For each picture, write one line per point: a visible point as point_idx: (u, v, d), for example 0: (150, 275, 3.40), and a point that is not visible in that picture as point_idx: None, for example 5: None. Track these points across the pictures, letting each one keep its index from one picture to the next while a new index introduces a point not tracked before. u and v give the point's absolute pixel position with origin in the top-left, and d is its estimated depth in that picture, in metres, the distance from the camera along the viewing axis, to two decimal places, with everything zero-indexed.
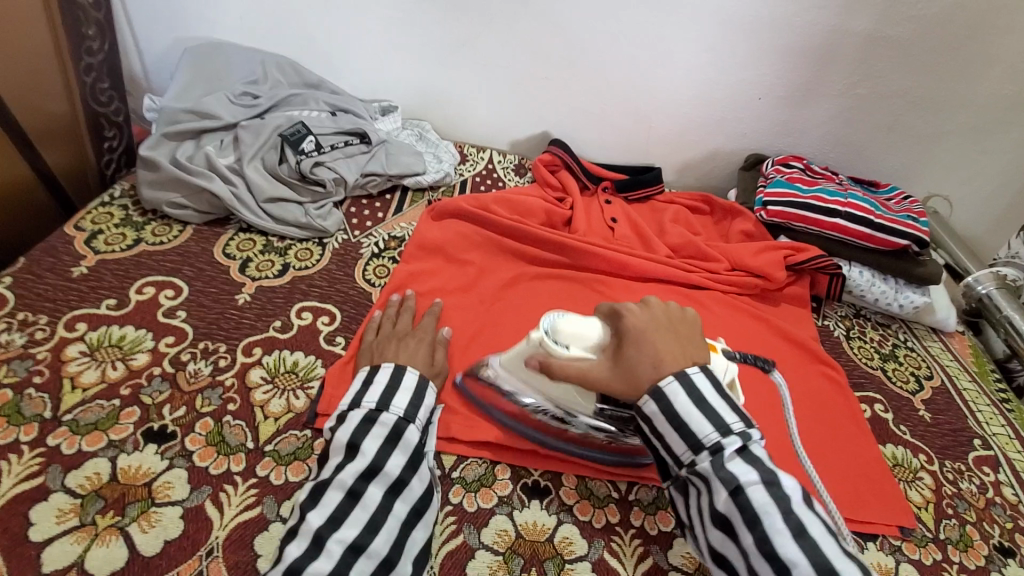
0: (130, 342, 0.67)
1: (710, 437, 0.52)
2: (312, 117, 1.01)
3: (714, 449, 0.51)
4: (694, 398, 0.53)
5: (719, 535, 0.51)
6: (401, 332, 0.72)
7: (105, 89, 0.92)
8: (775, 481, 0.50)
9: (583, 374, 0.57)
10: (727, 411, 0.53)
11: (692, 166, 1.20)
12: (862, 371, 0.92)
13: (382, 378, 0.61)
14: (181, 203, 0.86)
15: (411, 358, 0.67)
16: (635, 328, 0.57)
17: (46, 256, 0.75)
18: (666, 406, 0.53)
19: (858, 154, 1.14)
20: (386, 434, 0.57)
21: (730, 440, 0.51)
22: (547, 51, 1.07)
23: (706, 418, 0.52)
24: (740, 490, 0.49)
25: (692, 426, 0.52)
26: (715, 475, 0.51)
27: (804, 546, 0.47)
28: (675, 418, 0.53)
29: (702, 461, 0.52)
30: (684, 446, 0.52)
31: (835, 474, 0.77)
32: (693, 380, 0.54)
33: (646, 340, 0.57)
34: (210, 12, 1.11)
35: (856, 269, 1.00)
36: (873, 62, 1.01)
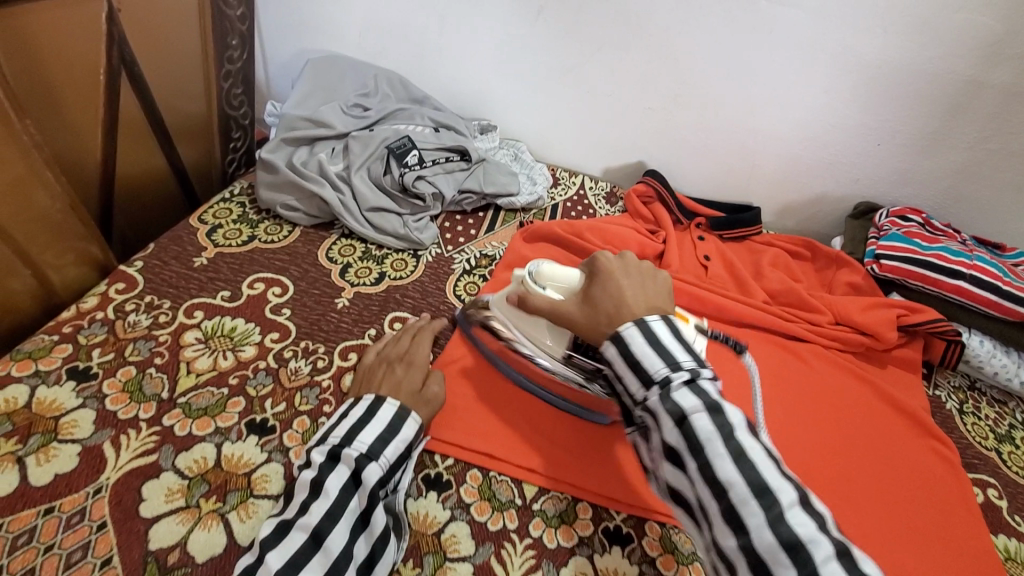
0: (240, 334, 0.71)
1: (659, 373, 0.51)
2: (417, 132, 1.05)
3: (663, 383, 0.51)
4: (649, 338, 0.53)
5: (671, 469, 0.51)
6: (393, 354, 0.68)
7: (237, 94, 1.00)
8: (718, 408, 0.48)
9: (556, 308, 0.62)
10: (681, 350, 0.52)
11: (794, 209, 1.14)
12: (975, 451, 0.82)
13: (356, 412, 0.59)
14: (293, 206, 0.91)
15: (393, 386, 0.63)
16: (603, 274, 0.61)
17: (172, 244, 0.81)
18: (622, 349, 0.53)
19: (983, 212, 1.04)
20: (346, 473, 0.53)
21: (678, 374, 0.50)
22: (653, 81, 1.06)
23: (658, 356, 0.52)
24: (683, 420, 0.49)
25: (644, 364, 0.52)
26: (661, 409, 0.50)
27: (742, 469, 0.46)
28: (630, 357, 0.53)
29: (651, 396, 0.51)
30: (636, 382, 0.52)
31: (905, 544, 0.69)
32: (651, 326, 0.54)
33: (614, 285, 0.60)
34: (333, 26, 1.18)
35: (976, 337, 0.91)
36: (1013, 116, 0.92)
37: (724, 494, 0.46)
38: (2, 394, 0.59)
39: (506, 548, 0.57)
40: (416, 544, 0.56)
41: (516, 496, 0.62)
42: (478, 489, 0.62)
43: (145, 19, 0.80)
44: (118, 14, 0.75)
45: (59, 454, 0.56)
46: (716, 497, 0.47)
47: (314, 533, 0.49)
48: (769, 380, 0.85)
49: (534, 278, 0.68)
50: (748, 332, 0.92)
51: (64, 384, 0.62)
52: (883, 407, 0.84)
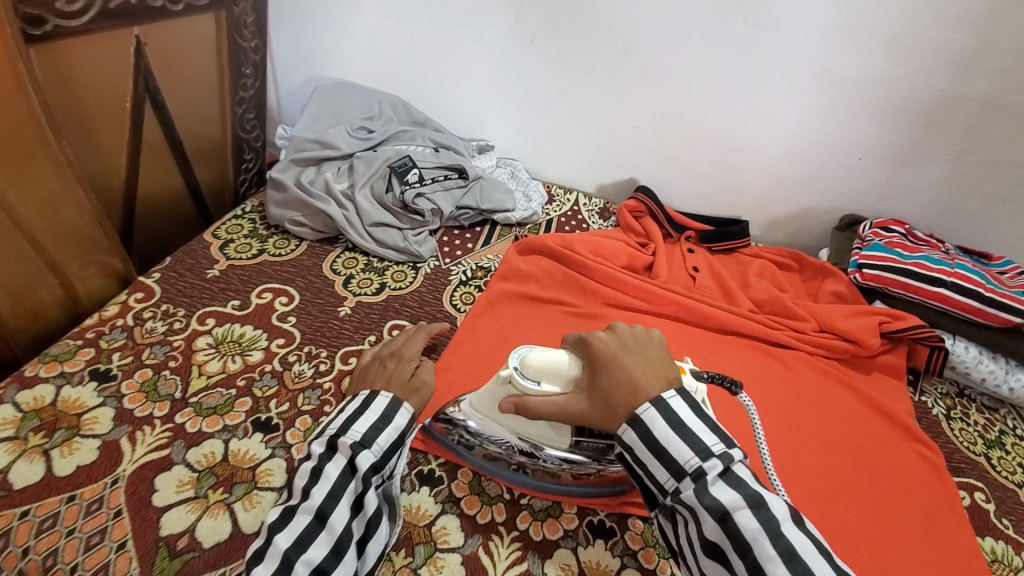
0: (248, 339, 0.76)
1: (690, 463, 0.50)
2: (418, 152, 1.11)
3: (696, 475, 0.50)
4: (673, 423, 0.51)
5: (711, 564, 0.49)
6: (385, 352, 0.73)
7: (251, 119, 1.07)
8: (761, 502, 0.47)
9: (563, 408, 0.57)
10: (706, 433, 0.51)
11: (782, 222, 1.18)
12: (963, 455, 0.84)
13: (353, 404, 0.63)
14: (300, 222, 0.96)
15: (385, 379, 0.67)
16: (603, 355, 0.56)
17: (187, 257, 0.87)
18: (646, 436, 0.52)
19: (966, 223, 1.07)
20: (342, 459, 0.56)
21: (711, 464, 0.50)
22: (642, 102, 1.11)
23: (686, 443, 0.51)
24: (727, 519, 0.47)
25: (672, 453, 0.51)
26: (699, 506, 0.49)
27: (796, 571, 0.45)
28: (656, 445, 0.52)
29: (685, 490, 0.50)
30: (666, 473, 0.51)
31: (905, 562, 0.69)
32: (669, 405, 0.52)
33: (619, 367, 0.55)
34: (341, 56, 1.25)
35: (961, 344, 0.93)
36: (990, 129, 0.96)
37: None
38: (31, 393, 0.65)
39: (494, 539, 0.61)
40: (408, 534, 0.60)
41: (504, 492, 0.65)
42: (469, 484, 0.66)
43: (167, 51, 0.86)
44: (144, 47, 0.82)
45: (81, 447, 0.61)
46: None
47: (317, 513, 0.53)
48: (756, 384, 0.88)
49: (520, 371, 0.60)
50: (734, 339, 0.95)
51: (87, 384, 0.67)
52: (870, 412, 0.86)
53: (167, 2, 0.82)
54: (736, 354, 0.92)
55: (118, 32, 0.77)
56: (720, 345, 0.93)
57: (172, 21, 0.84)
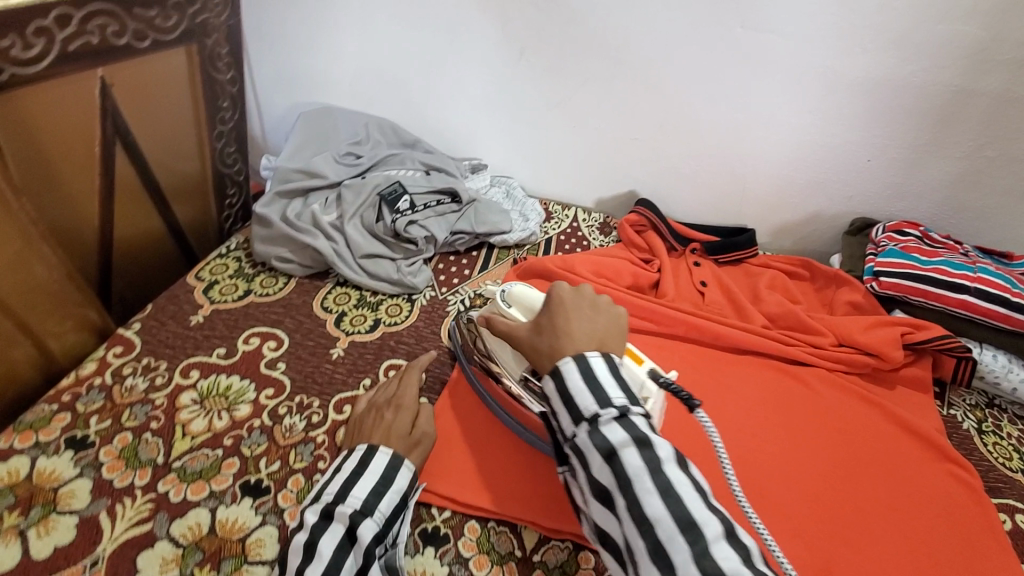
0: (235, 392, 0.72)
1: (589, 409, 0.48)
2: (409, 177, 1.06)
3: (591, 419, 0.48)
4: (583, 373, 0.51)
5: (601, 508, 0.48)
6: (381, 400, 0.69)
7: (232, 152, 1.03)
8: (647, 442, 0.46)
9: (509, 332, 0.62)
10: (613, 385, 0.50)
11: (790, 229, 1.14)
12: (1000, 473, 0.79)
13: (348, 466, 0.59)
14: (288, 257, 0.92)
15: (382, 434, 0.63)
16: (556, 303, 0.60)
17: (169, 304, 0.83)
18: (557, 383, 0.51)
19: (984, 221, 1.03)
20: (340, 529, 0.53)
21: (608, 411, 0.48)
22: (639, 113, 1.07)
23: (590, 392, 0.49)
24: (612, 457, 0.46)
25: (575, 400, 0.49)
26: (590, 447, 0.48)
27: (672, 508, 0.43)
28: (562, 392, 0.51)
29: (580, 434, 0.49)
30: (567, 418, 0.50)
31: None
32: (589, 361, 0.51)
33: (565, 315, 0.58)
34: (324, 80, 1.22)
35: (988, 352, 0.88)
36: (1004, 124, 0.92)
37: (653, 536, 0.43)
38: (5, 467, 0.61)
39: None
40: None
41: (515, 548, 0.61)
42: (477, 542, 0.61)
43: (137, 90, 0.83)
44: (111, 88, 0.78)
45: (58, 525, 0.57)
46: (644, 540, 0.43)
47: None
48: (775, 407, 0.83)
49: (505, 296, 0.72)
50: (748, 358, 0.90)
51: (63, 454, 0.63)
52: (896, 432, 0.81)
53: (132, 39, 0.78)
54: (751, 375, 0.87)
55: (81, 75, 0.73)
56: (733, 366, 0.89)
57: (139, 58, 0.81)
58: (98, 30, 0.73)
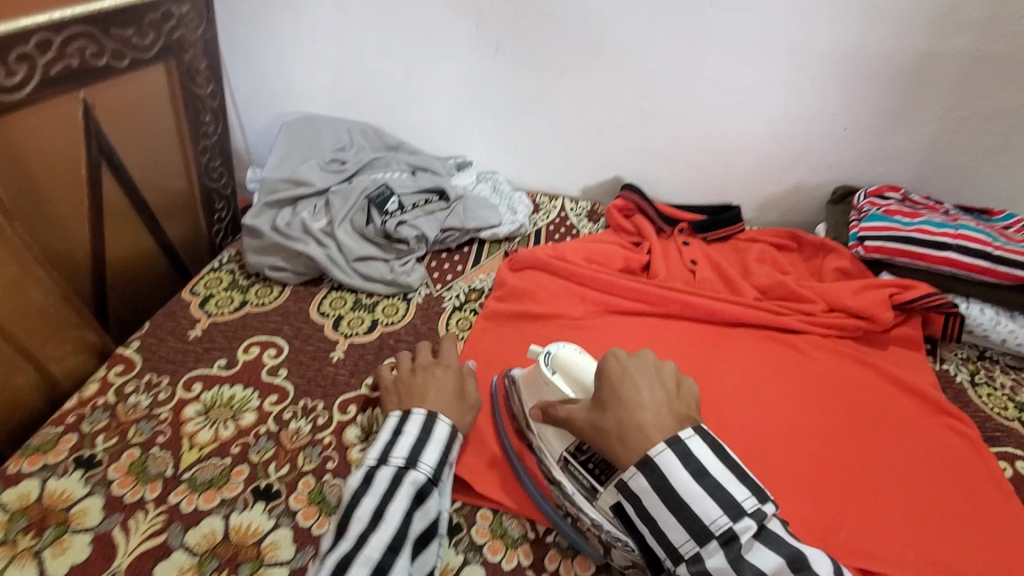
0: (239, 401, 0.72)
1: (720, 524, 0.48)
2: (395, 179, 1.07)
3: (726, 535, 0.48)
4: (695, 475, 0.50)
5: None
6: (423, 365, 0.72)
7: (217, 166, 1.04)
8: (802, 561, 0.46)
9: (571, 416, 0.59)
10: (736, 486, 0.50)
11: (774, 202, 1.15)
12: (996, 423, 0.81)
13: (411, 429, 0.61)
14: (281, 266, 0.93)
15: (439, 395, 0.67)
16: (618, 377, 0.57)
17: (167, 320, 0.84)
18: (661, 486, 0.50)
19: (962, 180, 1.05)
20: (412, 494, 0.56)
21: (743, 524, 0.48)
22: (618, 98, 1.08)
23: (713, 501, 0.49)
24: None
25: (697, 511, 0.49)
26: (731, 572, 0.46)
27: None
28: (678, 504, 0.50)
29: (709, 556, 0.48)
30: (686, 536, 0.49)
31: (956, 546, 0.65)
32: (688, 445, 0.51)
33: (629, 385, 0.56)
34: (303, 89, 1.22)
35: (976, 306, 0.90)
36: (975, 82, 0.94)
37: None
38: (16, 491, 0.61)
39: None
40: None
41: (528, 531, 0.63)
42: (490, 528, 0.63)
43: (119, 110, 0.83)
44: (93, 110, 0.79)
45: (72, 544, 0.58)
46: None
47: (377, 566, 0.50)
48: (772, 374, 0.84)
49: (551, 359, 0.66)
50: (742, 330, 0.91)
51: (72, 474, 0.64)
52: (893, 391, 0.83)
53: (110, 60, 0.78)
54: (748, 347, 0.88)
55: (64, 98, 0.73)
56: (728, 339, 0.90)
57: (120, 77, 0.81)
58: (77, 53, 0.73)
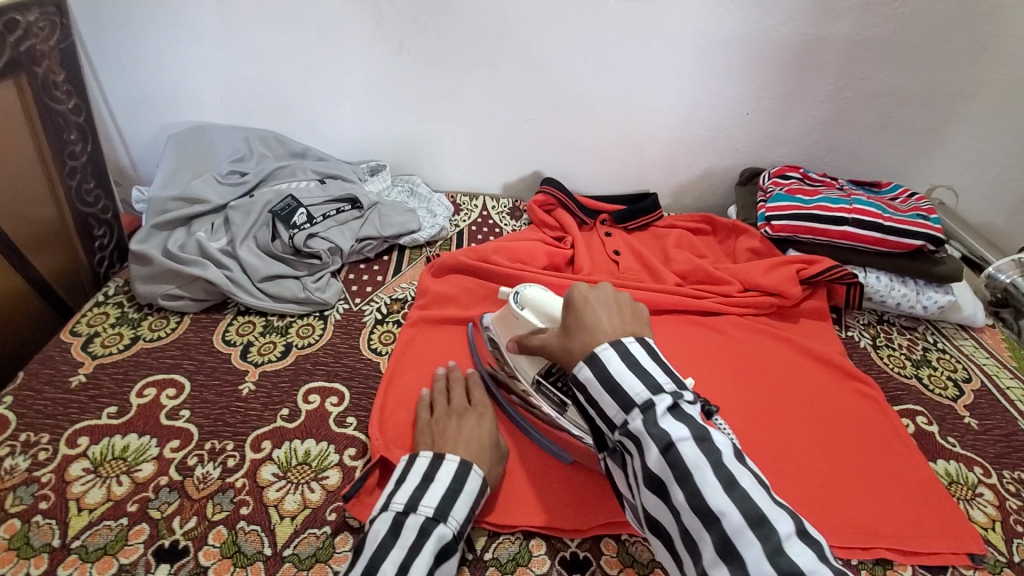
0: (134, 452, 0.66)
1: (639, 394, 0.50)
2: (302, 189, 1.00)
3: (644, 403, 0.50)
4: (626, 358, 0.53)
5: (654, 499, 0.49)
6: (457, 407, 0.69)
7: (91, 189, 0.94)
8: (706, 436, 0.48)
9: (542, 345, 0.62)
10: (659, 371, 0.52)
11: (688, 187, 1.18)
12: (897, 382, 0.87)
13: (442, 478, 0.58)
14: (176, 294, 0.84)
15: (477, 440, 0.64)
16: (576, 297, 0.60)
17: (44, 368, 0.74)
18: (598, 370, 0.53)
19: (854, 156, 1.12)
20: (438, 551, 0.53)
21: (660, 397, 0.50)
22: (531, 93, 1.07)
23: (637, 377, 0.51)
24: (671, 448, 0.47)
25: (623, 385, 0.51)
26: (645, 433, 0.49)
27: (734, 497, 0.44)
28: (607, 379, 0.52)
29: (632, 420, 0.50)
30: (615, 405, 0.51)
31: (873, 506, 0.69)
32: (627, 347, 0.53)
33: (587, 306, 0.59)
34: (191, 97, 1.11)
35: (872, 275, 0.97)
36: (858, 64, 1.00)
37: (715, 524, 0.44)
38: None
39: None
40: None
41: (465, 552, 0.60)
42: None
43: None
44: None
45: None
46: (704, 527, 0.45)
47: None
48: (696, 358, 0.87)
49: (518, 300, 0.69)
50: (664, 317, 0.93)
51: None
52: (808, 363, 0.87)
53: None
54: (671, 333, 0.90)
55: None
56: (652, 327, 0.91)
57: None
58: None
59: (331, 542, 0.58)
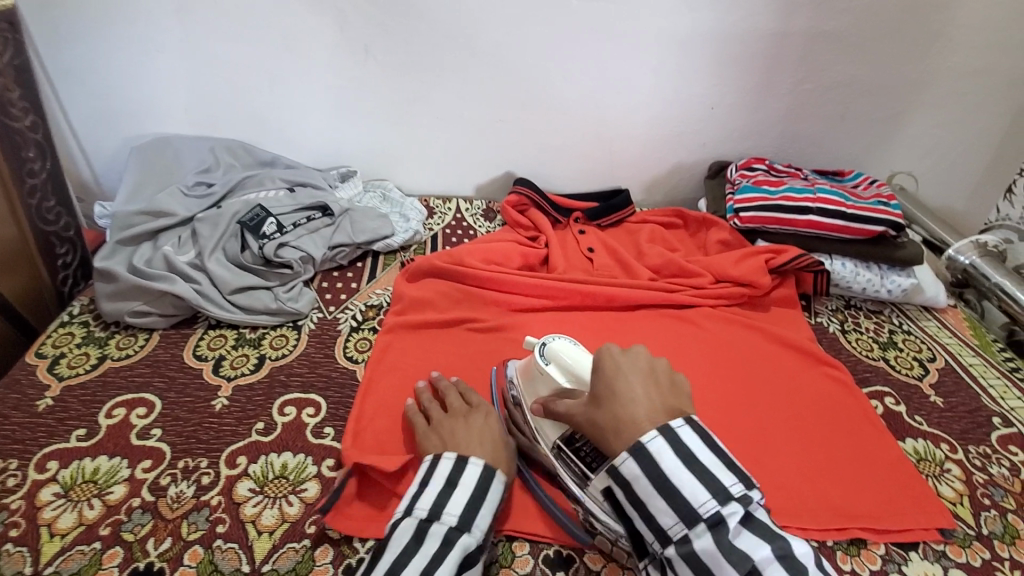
0: (105, 474, 0.64)
1: (706, 508, 0.48)
2: (270, 198, 0.99)
3: (712, 518, 0.48)
4: (685, 459, 0.50)
5: None
6: (457, 411, 0.68)
7: (52, 207, 0.92)
8: (787, 553, 0.47)
9: (569, 416, 0.60)
10: (722, 472, 0.50)
11: (659, 183, 1.20)
12: (865, 364, 0.89)
13: (465, 483, 0.58)
14: (144, 310, 0.83)
15: (489, 442, 0.64)
16: (613, 373, 0.57)
17: (9, 392, 0.72)
18: (649, 469, 0.51)
19: (817, 146, 1.14)
20: (461, 560, 0.53)
21: (731, 508, 0.48)
22: (500, 95, 1.07)
23: (699, 481, 0.49)
24: (757, 575, 0.46)
25: (686, 493, 0.49)
26: (718, 555, 0.47)
27: None
28: (664, 484, 0.50)
29: (698, 538, 0.48)
30: (675, 519, 0.49)
31: (846, 487, 0.71)
32: (679, 435, 0.52)
33: (623, 382, 0.56)
34: (153, 109, 1.09)
35: (838, 262, 0.99)
36: (817, 56, 1.02)
37: None
38: None
39: None
40: None
41: None
42: None
43: None
44: None
45: None
46: None
47: None
48: (671, 349, 0.88)
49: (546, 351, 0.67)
50: (639, 311, 0.94)
51: None
52: (779, 350, 0.89)
53: None
54: (646, 326, 0.91)
55: None
56: (628, 322, 0.92)
57: None
58: None
59: (311, 556, 0.58)
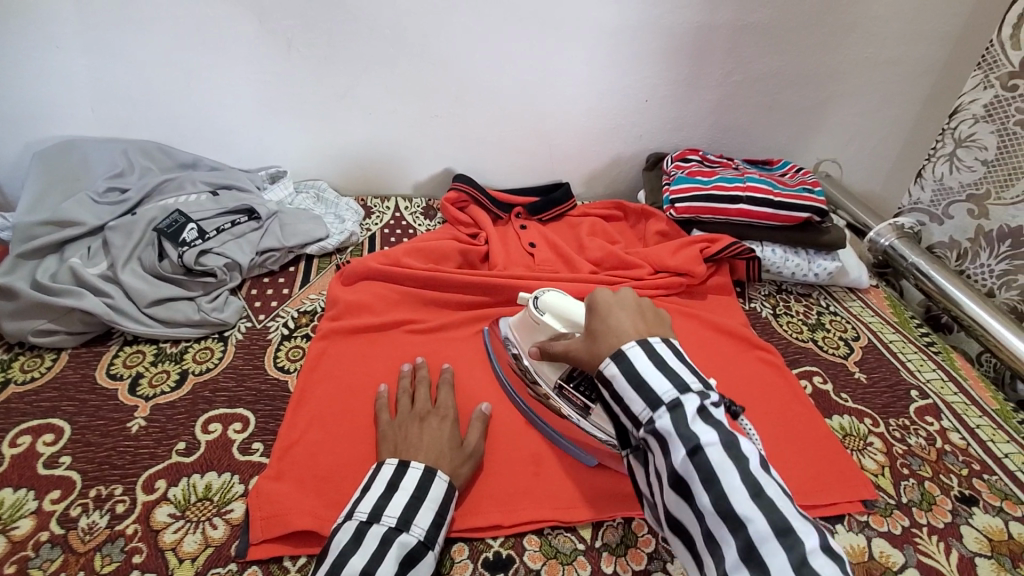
0: (8, 508, 0.59)
1: (666, 393, 0.50)
2: (192, 202, 0.93)
3: (671, 402, 0.49)
4: (654, 358, 0.52)
5: (675, 498, 0.49)
6: (417, 410, 0.68)
7: None
8: (734, 442, 0.47)
9: (566, 351, 0.64)
10: (686, 371, 0.52)
11: (599, 175, 1.21)
12: (795, 346, 0.93)
13: (406, 485, 0.57)
14: (49, 328, 0.76)
15: (438, 444, 0.63)
16: (600, 305, 0.61)
17: None
18: (627, 368, 0.53)
19: (748, 136, 1.18)
20: (403, 557, 0.52)
21: (688, 397, 0.49)
22: (434, 90, 1.05)
23: (665, 376, 0.51)
24: (698, 451, 0.46)
25: (651, 383, 0.51)
26: (673, 432, 0.48)
27: (761, 506, 0.44)
28: (635, 377, 0.52)
29: (659, 418, 0.49)
30: (642, 404, 0.51)
31: (779, 464, 0.74)
32: (655, 347, 0.54)
33: (610, 312, 0.60)
34: (60, 109, 1.00)
35: (768, 248, 1.03)
36: (742, 49, 1.05)
37: (740, 528, 0.44)
38: None
39: None
40: None
41: None
42: None
43: None
44: None
45: None
46: (731, 534, 0.44)
47: None
48: None
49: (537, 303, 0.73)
50: None
51: None
52: (714, 336, 0.91)
53: None
54: None
55: None
56: None
57: None
58: None
59: None
